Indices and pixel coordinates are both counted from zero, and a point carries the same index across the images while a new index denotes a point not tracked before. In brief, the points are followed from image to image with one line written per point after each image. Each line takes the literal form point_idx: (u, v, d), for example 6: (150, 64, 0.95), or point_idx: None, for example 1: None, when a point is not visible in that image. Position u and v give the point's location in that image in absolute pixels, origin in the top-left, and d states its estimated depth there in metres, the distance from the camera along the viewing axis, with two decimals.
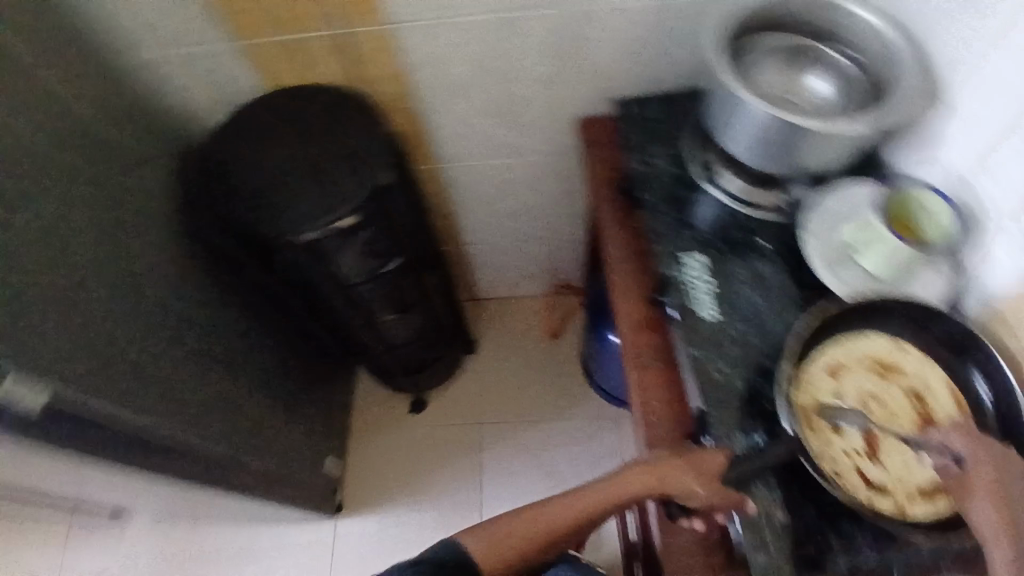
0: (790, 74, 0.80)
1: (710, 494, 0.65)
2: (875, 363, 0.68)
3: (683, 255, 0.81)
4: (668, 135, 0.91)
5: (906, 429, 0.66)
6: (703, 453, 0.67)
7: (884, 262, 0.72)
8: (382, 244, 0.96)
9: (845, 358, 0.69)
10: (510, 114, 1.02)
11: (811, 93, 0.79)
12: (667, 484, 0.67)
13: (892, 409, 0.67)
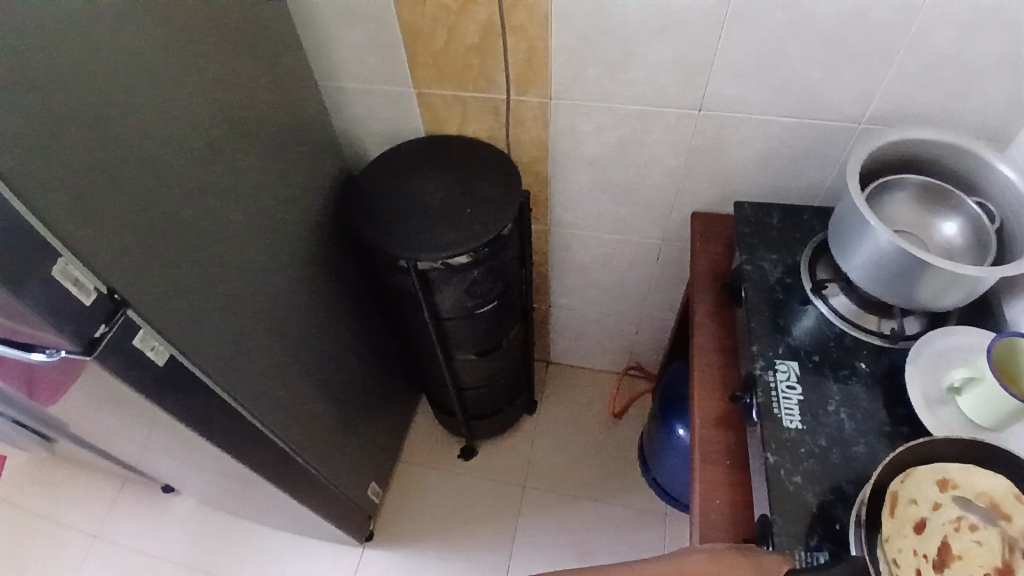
0: (923, 220, 0.85)
1: None
2: (980, 499, 0.64)
3: (776, 359, 0.82)
4: (782, 246, 0.95)
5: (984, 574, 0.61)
6: (769, 556, 0.64)
7: (987, 412, 0.70)
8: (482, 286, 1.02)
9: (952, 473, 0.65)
10: (631, 196, 1.09)
11: (939, 241, 0.83)
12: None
13: (980, 547, 0.62)
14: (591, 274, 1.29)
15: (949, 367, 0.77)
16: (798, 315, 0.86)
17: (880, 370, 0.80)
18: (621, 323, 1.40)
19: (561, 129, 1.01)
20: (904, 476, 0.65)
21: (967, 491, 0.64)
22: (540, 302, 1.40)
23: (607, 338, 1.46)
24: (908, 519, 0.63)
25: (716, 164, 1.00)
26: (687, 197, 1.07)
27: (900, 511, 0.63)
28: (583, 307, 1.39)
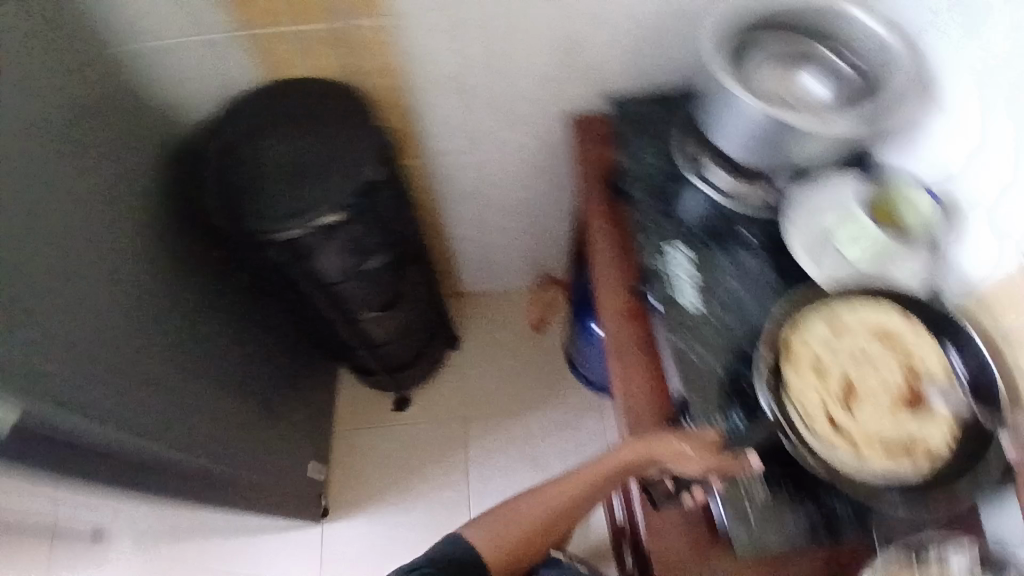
0: (789, 74, 0.83)
1: (699, 454, 0.67)
2: (870, 327, 0.71)
3: (665, 246, 0.85)
4: (657, 133, 0.94)
5: (887, 393, 0.69)
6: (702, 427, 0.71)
7: (862, 249, 0.76)
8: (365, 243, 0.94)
9: (842, 311, 0.72)
10: (499, 110, 1.04)
11: (809, 92, 0.82)
12: (660, 450, 0.70)
13: (878, 370, 0.70)
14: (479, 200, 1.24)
15: (823, 212, 0.80)
16: (679, 198, 0.87)
17: (767, 236, 0.83)
18: (523, 242, 1.38)
19: (411, 48, 0.92)
20: (794, 325, 0.71)
21: (851, 325, 0.71)
22: (436, 240, 1.35)
23: (513, 258, 1.44)
24: (804, 363, 0.69)
25: (579, 58, 0.96)
26: (556, 101, 1.03)
27: (797, 358, 0.70)
28: (480, 234, 1.34)
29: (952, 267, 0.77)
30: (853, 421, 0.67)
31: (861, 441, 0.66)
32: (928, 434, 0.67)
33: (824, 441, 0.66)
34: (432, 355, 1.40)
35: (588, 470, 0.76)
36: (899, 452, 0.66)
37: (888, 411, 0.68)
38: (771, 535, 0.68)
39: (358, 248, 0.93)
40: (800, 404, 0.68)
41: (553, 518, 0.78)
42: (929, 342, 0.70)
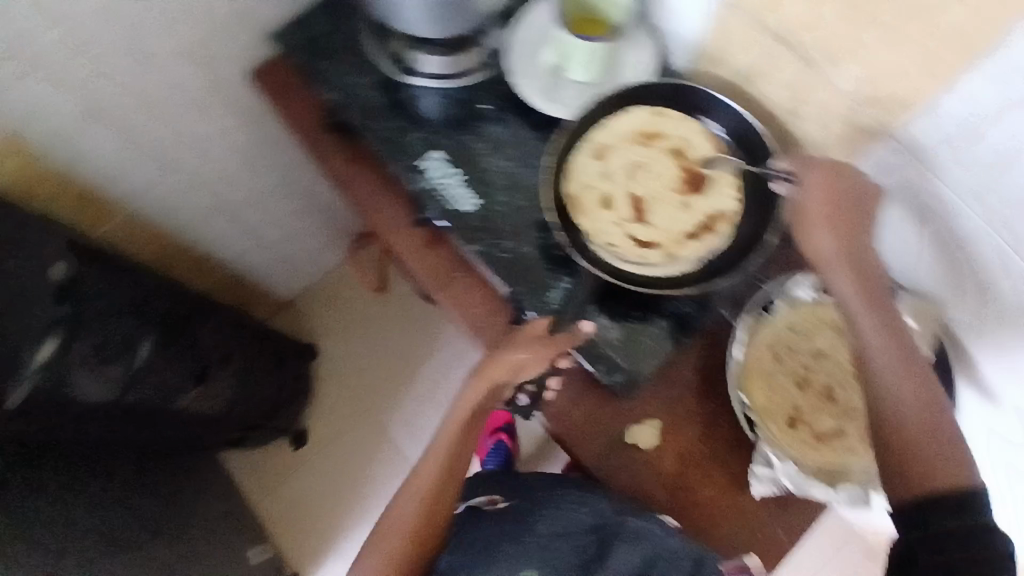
0: None
1: (534, 353, 0.65)
2: (632, 136, 0.73)
3: (417, 162, 0.77)
4: (343, 48, 0.83)
5: (673, 188, 0.72)
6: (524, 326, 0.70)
7: (591, 67, 0.73)
8: (95, 340, 0.81)
9: (602, 138, 0.73)
10: (169, 111, 0.88)
11: None
12: (499, 372, 0.67)
13: (658, 172, 0.73)
14: (230, 207, 1.09)
15: (536, 51, 0.76)
16: (404, 104, 0.79)
17: (502, 98, 0.78)
18: (308, 219, 1.25)
19: (11, 115, 0.73)
20: (568, 166, 0.73)
21: (618, 141, 0.73)
22: (217, 270, 1.19)
23: (312, 239, 1.31)
24: (591, 199, 0.72)
25: (213, 14, 0.80)
26: (226, 67, 0.88)
27: (583, 197, 0.72)
28: (260, 237, 1.20)
29: (671, 34, 0.76)
30: (654, 227, 0.71)
31: (666, 242, 0.71)
32: (721, 203, 0.71)
33: (636, 261, 0.70)
34: (295, 377, 1.29)
35: (446, 433, 0.72)
36: (706, 234, 0.70)
37: (681, 203, 0.71)
38: (645, 361, 0.69)
39: (92, 350, 0.81)
40: (602, 236, 0.71)
41: (439, 496, 0.70)
42: (683, 120, 0.73)
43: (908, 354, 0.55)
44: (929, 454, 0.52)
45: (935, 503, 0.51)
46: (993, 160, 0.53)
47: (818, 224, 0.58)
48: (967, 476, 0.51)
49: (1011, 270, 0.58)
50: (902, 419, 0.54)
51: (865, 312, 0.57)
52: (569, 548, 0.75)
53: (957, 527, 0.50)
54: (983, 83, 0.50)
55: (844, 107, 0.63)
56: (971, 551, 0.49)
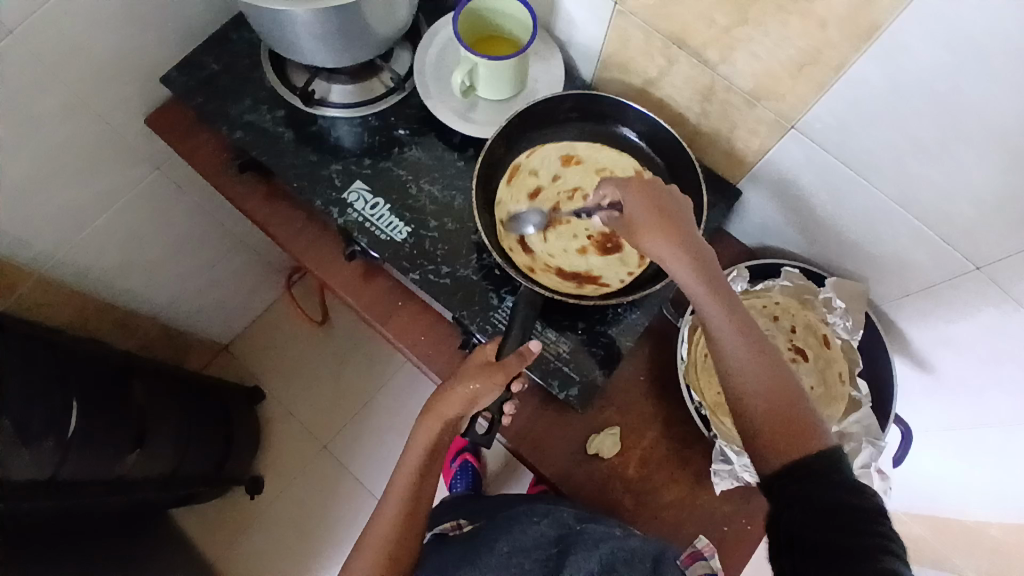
0: None
1: (487, 382, 0.60)
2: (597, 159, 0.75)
3: (342, 195, 0.74)
4: (244, 87, 0.79)
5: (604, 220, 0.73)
6: (472, 354, 0.64)
7: (498, 86, 0.75)
8: (16, 417, 0.74)
9: (566, 145, 0.75)
10: (66, 168, 0.81)
11: None
12: (448, 407, 0.61)
13: None
14: (148, 259, 1.03)
15: (448, 75, 0.78)
16: (319, 137, 0.77)
17: (415, 122, 0.78)
18: (235, 258, 1.20)
19: None
20: (530, 154, 0.75)
21: (590, 166, 0.75)
22: (146, 323, 1.12)
23: (241, 280, 1.26)
24: (528, 187, 0.74)
25: (98, 61, 0.76)
26: (121, 115, 0.83)
27: (524, 187, 0.74)
28: (187, 282, 1.15)
29: (575, 45, 0.78)
30: (560, 238, 0.72)
31: (561, 257, 0.72)
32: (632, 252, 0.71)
33: (525, 255, 0.72)
34: (244, 425, 1.23)
35: (400, 480, 0.62)
36: (604, 278, 0.71)
37: (602, 244, 0.72)
38: (597, 370, 0.69)
39: (12, 427, 0.74)
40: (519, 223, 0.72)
41: (399, 549, 0.62)
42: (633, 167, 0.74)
43: (751, 329, 0.54)
44: (778, 425, 0.51)
45: (796, 472, 0.49)
46: (890, 134, 0.57)
47: (648, 229, 0.57)
48: (817, 438, 0.50)
49: (925, 238, 0.62)
50: (755, 397, 0.52)
51: (708, 305, 0.55)
52: (528, 563, 0.68)
53: (824, 484, 0.48)
54: (870, 65, 0.53)
55: (743, 103, 0.66)
56: (840, 498, 0.47)
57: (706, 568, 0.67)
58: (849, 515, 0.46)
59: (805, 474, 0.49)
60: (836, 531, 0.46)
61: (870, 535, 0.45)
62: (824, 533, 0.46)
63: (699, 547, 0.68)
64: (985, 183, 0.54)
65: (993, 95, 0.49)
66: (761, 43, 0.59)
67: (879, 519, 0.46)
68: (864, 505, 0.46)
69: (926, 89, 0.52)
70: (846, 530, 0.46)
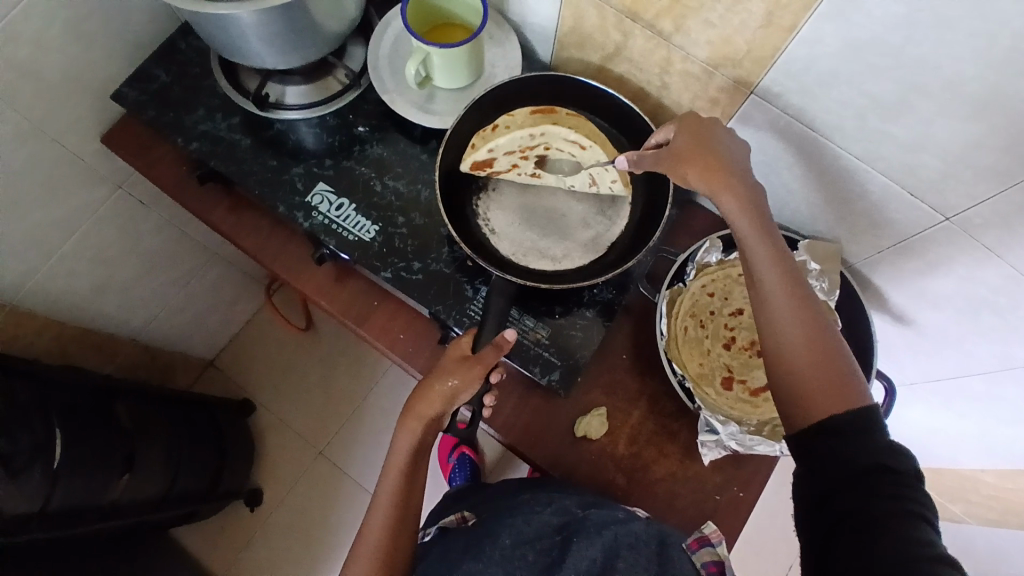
0: None
1: (464, 377, 0.60)
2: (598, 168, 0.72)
3: (306, 199, 0.73)
4: (198, 96, 0.78)
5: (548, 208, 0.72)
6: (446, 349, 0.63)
7: (455, 74, 0.74)
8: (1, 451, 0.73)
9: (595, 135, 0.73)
10: (26, 196, 0.79)
11: None
12: (427, 405, 0.61)
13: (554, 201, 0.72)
14: (122, 281, 1.02)
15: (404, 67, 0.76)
16: (277, 142, 0.76)
17: (374, 118, 0.77)
18: (211, 271, 1.19)
19: None
20: (574, 115, 0.74)
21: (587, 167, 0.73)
22: (126, 345, 1.11)
23: (219, 293, 1.25)
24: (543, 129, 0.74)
25: (47, 84, 0.73)
26: (76, 136, 0.81)
27: (532, 133, 0.73)
28: (165, 299, 1.13)
29: (530, 26, 0.77)
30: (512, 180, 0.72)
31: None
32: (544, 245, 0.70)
33: (477, 159, 0.72)
34: (238, 437, 1.23)
35: (387, 483, 0.62)
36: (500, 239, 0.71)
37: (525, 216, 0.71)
38: (578, 353, 0.69)
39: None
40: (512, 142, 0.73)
41: (392, 555, 0.61)
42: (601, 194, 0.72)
43: (796, 277, 0.53)
44: (817, 376, 0.50)
45: (837, 425, 0.47)
46: (848, 94, 0.56)
47: (690, 163, 0.58)
48: (858, 395, 0.49)
49: (892, 193, 0.62)
50: (789, 342, 0.51)
51: (755, 242, 0.54)
52: (532, 555, 0.61)
53: (858, 443, 0.46)
54: (822, 25, 0.52)
55: (702, 72, 0.65)
56: (873, 455, 0.46)
57: (714, 554, 0.63)
58: (883, 476, 0.45)
59: (831, 429, 0.48)
60: (871, 493, 0.45)
61: (907, 495, 0.44)
62: (858, 496, 0.45)
63: (706, 534, 0.65)
64: (946, 136, 0.54)
65: (949, 46, 0.48)
66: (714, 10, 0.57)
67: (913, 483, 0.45)
68: (903, 467, 0.45)
69: (879, 44, 0.51)
70: (882, 492, 0.44)
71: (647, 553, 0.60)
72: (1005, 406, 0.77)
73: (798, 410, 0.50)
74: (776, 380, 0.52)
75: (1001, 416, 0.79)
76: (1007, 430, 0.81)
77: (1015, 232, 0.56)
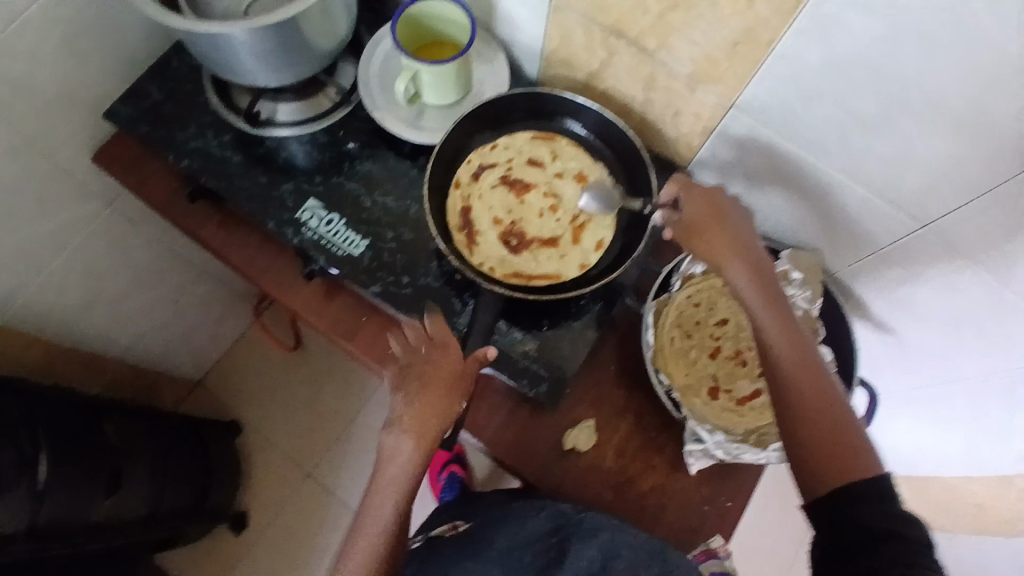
0: None
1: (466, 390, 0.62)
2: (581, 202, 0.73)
3: (296, 215, 0.74)
4: (189, 113, 0.78)
5: (533, 232, 0.72)
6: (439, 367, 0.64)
7: (445, 92, 0.75)
8: None
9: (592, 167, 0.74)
10: (14, 212, 0.79)
11: None
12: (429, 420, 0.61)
13: (535, 224, 0.72)
14: (110, 298, 1.01)
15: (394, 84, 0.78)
16: (267, 158, 0.76)
17: (365, 135, 0.78)
18: (201, 289, 1.19)
19: None
20: (573, 145, 0.75)
21: (571, 198, 0.73)
22: (114, 364, 1.10)
23: (209, 313, 1.25)
24: (539, 154, 0.75)
25: (37, 101, 0.74)
26: (66, 153, 0.81)
27: (528, 156, 0.75)
28: (153, 318, 1.13)
29: (517, 45, 0.78)
30: (501, 198, 0.73)
31: (483, 204, 0.73)
32: (523, 264, 0.70)
33: (471, 173, 0.74)
34: (225, 460, 1.21)
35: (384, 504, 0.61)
36: (476, 248, 0.71)
37: (505, 234, 0.72)
38: (565, 365, 0.68)
39: None
40: (499, 162, 0.74)
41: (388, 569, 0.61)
42: (582, 224, 0.72)
43: (806, 346, 0.54)
44: (832, 445, 0.50)
45: (853, 493, 0.48)
46: (828, 108, 0.58)
47: (705, 231, 0.59)
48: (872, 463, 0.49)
49: (874, 206, 0.63)
50: (803, 411, 0.52)
51: (761, 311, 0.56)
52: (529, 558, 0.63)
53: (871, 508, 0.47)
54: (802, 40, 0.54)
55: (685, 89, 0.67)
56: (885, 524, 0.46)
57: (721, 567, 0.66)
58: (894, 542, 0.45)
59: (852, 495, 0.48)
60: (882, 557, 0.44)
61: (918, 563, 0.44)
62: (870, 558, 0.45)
63: (713, 546, 0.67)
64: (925, 148, 0.55)
65: (924, 60, 0.49)
66: (696, 28, 0.59)
67: (926, 553, 0.44)
68: (915, 535, 0.45)
69: (857, 59, 0.53)
70: (893, 557, 0.44)
71: (643, 559, 0.60)
72: (992, 417, 0.78)
73: (811, 477, 0.51)
74: (790, 448, 0.53)
75: (987, 427, 0.80)
76: (994, 442, 0.81)
77: (993, 241, 0.57)
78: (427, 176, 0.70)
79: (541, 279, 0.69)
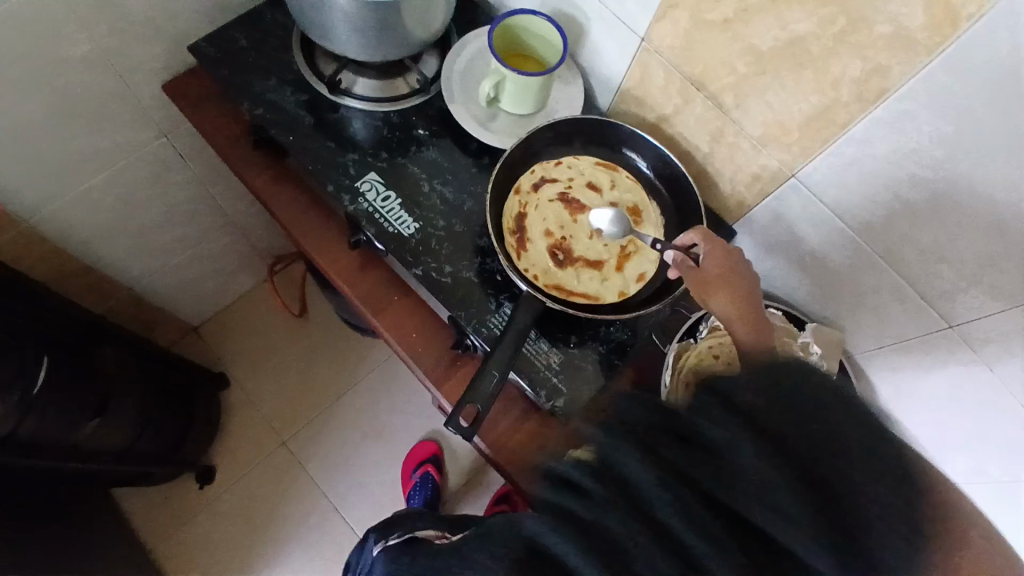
0: None
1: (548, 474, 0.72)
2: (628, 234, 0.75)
3: (355, 183, 0.75)
4: (272, 66, 0.80)
5: (580, 250, 0.74)
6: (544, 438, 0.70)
7: (521, 102, 0.78)
8: None
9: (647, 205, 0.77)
10: (78, 121, 0.80)
11: None
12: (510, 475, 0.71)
13: (583, 244, 0.75)
14: (137, 225, 1.02)
15: (475, 85, 0.81)
16: (337, 125, 0.78)
17: (435, 124, 0.80)
18: (224, 237, 1.19)
19: None
20: (631, 179, 0.78)
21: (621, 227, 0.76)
22: (120, 291, 1.10)
23: (224, 262, 1.26)
24: (599, 180, 0.78)
25: (131, 22, 0.76)
26: (140, 77, 0.83)
27: (589, 180, 0.77)
28: (171, 255, 1.13)
29: (596, 75, 0.82)
30: (556, 212, 0.76)
31: (537, 214, 0.75)
32: (565, 279, 0.72)
33: (532, 183, 0.77)
34: (206, 410, 1.21)
35: None
36: (525, 253, 0.73)
37: (553, 247, 0.74)
38: (583, 386, 0.70)
39: None
40: (562, 178, 0.77)
41: None
42: (625, 255, 0.74)
43: None
44: None
45: None
46: (883, 195, 0.61)
47: (715, 284, 0.62)
48: None
49: (906, 296, 0.66)
50: None
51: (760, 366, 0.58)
52: None
53: None
54: (874, 127, 0.58)
55: (751, 149, 0.70)
56: None
57: None
58: None
59: None
60: None
61: None
62: None
63: None
64: (968, 251, 0.58)
65: (986, 171, 0.53)
66: (777, 95, 0.63)
67: None
68: None
69: (922, 155, 0.56)
70: None
71: None
72: None
73: None
74: None
75: None
76: None
77: (1014, 353, 0.60)
78: (495, 176, 0.73)
79: (578, 297, 0.72)
